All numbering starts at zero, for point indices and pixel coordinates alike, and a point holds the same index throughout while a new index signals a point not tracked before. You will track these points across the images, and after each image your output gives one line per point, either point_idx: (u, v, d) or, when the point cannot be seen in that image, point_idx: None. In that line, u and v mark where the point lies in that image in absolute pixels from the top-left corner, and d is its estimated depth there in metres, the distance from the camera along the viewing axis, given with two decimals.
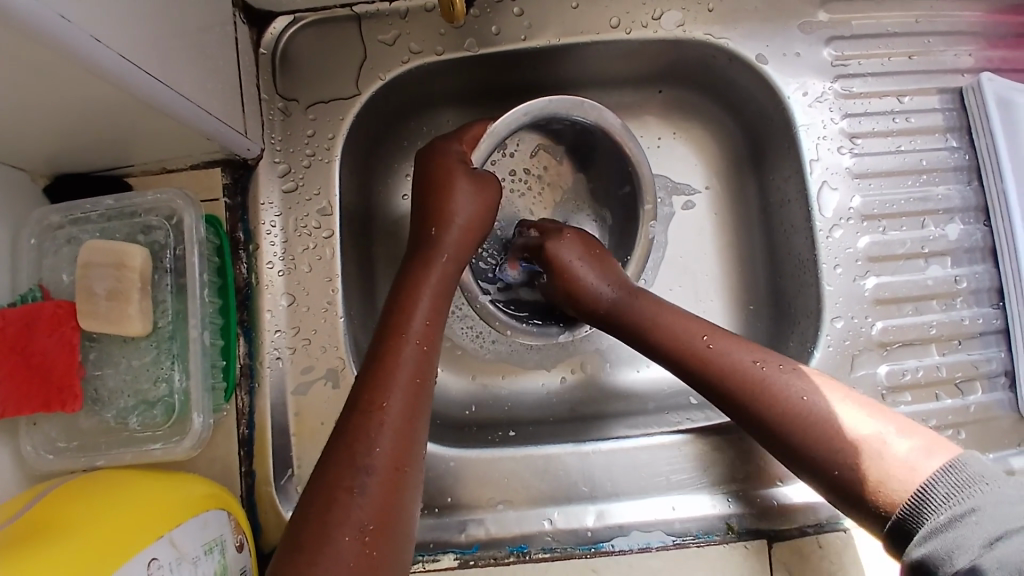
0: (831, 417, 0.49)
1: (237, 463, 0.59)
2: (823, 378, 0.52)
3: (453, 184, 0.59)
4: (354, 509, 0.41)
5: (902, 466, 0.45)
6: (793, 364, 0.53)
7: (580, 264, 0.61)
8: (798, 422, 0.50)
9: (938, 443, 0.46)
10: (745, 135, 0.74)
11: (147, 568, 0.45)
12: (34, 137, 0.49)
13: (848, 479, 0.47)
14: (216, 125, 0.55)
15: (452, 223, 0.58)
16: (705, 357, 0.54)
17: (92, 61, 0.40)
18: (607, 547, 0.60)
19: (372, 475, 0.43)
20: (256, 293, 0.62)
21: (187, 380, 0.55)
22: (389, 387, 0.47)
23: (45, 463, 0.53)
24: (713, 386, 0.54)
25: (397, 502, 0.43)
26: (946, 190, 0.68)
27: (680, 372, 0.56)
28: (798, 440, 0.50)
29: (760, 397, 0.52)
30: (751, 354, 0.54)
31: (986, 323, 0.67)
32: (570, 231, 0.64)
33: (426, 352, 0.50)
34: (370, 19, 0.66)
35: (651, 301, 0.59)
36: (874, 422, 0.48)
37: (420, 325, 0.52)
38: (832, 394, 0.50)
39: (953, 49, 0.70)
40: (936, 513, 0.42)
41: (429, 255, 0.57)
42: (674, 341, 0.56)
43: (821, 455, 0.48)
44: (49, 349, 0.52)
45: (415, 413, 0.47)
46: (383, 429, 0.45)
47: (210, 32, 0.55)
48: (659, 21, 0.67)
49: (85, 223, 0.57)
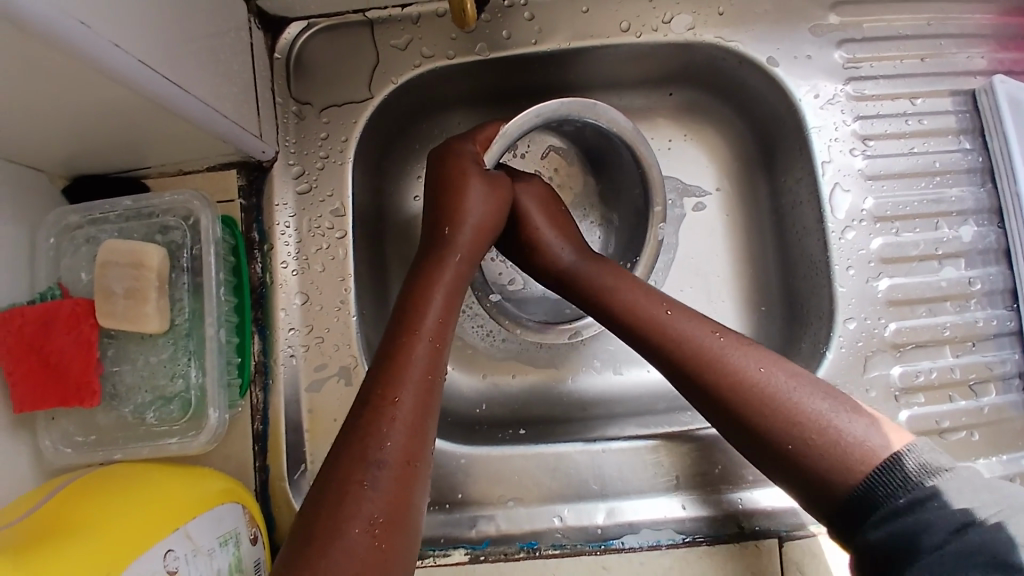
0: (784, 394, 0.47)
1: (251, 459, 0.60)
2: (779, 356, 0.50)
3: (466, 183, 0.60)
4: (365, 503, 0.41)
5: (854, 450, 0.44)
6: (749, 340, 0.51)
7: (546, 228, 0.62)
8: (750, 396, 0.48)
9: (889, 428, 0.45)
10: (755, 137, 0.74)
11: (162, 560, 0.46)
12: (55, 138, 0.50)
13: (799, 456, 0.46)
14: (231, 127, 0.56)
15: (464, 222, 0.59)
16: (662, 329, 0.53)
17: (111, 63, 0.42)
18: (618, 544, 0.60)
19: (384, 469, 0.43)
20: (271, 292, 0.63)
21: (203, 377, 0.56)
22: (401, 383, 0.47)
23: (63, 457, 0.54)
24: (668, 358, 0.52)
25: (406, 497, 0.43)
26: (960, 192, 0.68)
27: (635, 343, 0.55)
28: (747, 414, 0.48)
29: (713, 369, 0.50)
30: (707, 329, 0.52)
31: (1001, 325, 0.66)
32: (536, 193, 0.64)
33: (437, 350, 0.51)
34: (382, 24, 0.67)
35: (611, 275, 0.58)
36: (832, 403, 0.47)
37: (433, 323, 0.52)
38: (788, 372, 0.48)
39: (965, 51, 0.69)
40: (893, 496, 0.42)
41: (443, 255, 0.57)
42: (633, 312, 0.55)
43: (773, 431, 0.47)
44: (67, 347, 0.53)
45: (426, 409, 0.47)
46: (395, 424, 0.45)
47: (226, 37, 0.56)
48: (669, 24, 0.67)
49: (104, 223, 0.58)
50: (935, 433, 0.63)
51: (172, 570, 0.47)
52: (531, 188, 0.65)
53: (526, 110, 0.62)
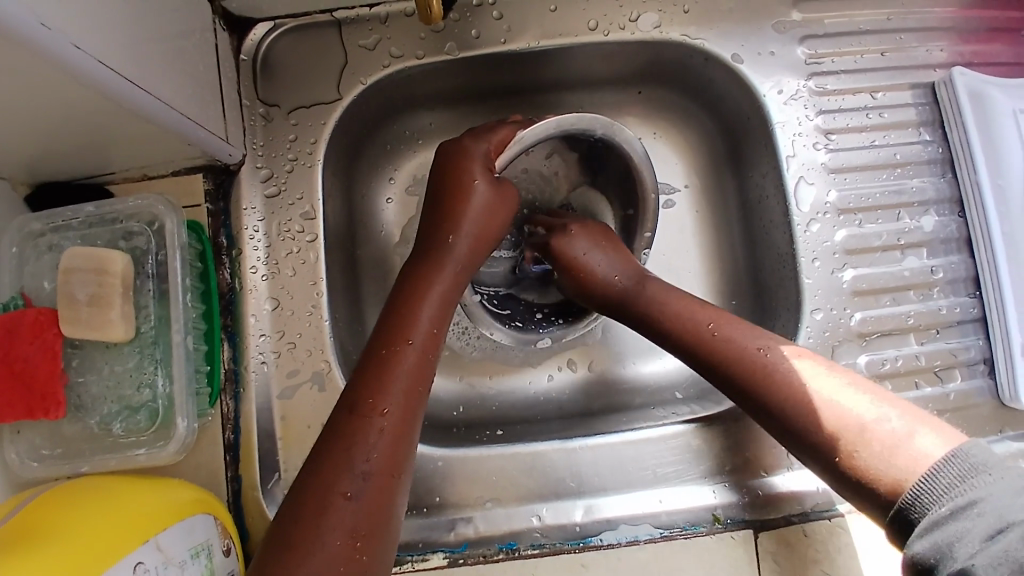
0: (835, 402, 0.49)
1: (223, 469, 0.59)
2: (833, 366, 0.52)
3: (471, 187, 0.59)
4: (347, 515, 0.42)
5: (900, 456, 0.44)
6: (802, 351, 0.53)
7: (589, 255, 0.62)
8: (800, 406, 0.50)
9: (951, 435, 0.45)
10: (723, 134, 0.75)
11: (132, 572, 0.45)
12: (13, 144, 0.49)
13: (851, 464, 0.46)
14: (196, 130, 0.55)
15: (465, 230, 0.58)
16: (714, 343, 0.55)
17: (71, 64, 0.41)
18: (596, 541, 0.60)
19: (368, 480, 0.43)
20: (241, 298, 0.62)
21: (171, 385, 0.55)
22: (388, 392, 0.47)
23: (30, 471, 0.53)
24: (721, 371, 0.55)
25: (387, 507, 0.44)
26: (921, 183, 0.70)
27: (687, 357, 0.57)
28: (801, 422, 0.50)
29: (766, 381, 0.52)
30: (758, 342, 0.54)
31: (964, 312, 0.68)
32: (584, 237, 0.63)
33: (427, 358, 0.50)
34: (350, 24, 0.66)
35: (660, 293, 0.60)
36: (886, 410, 0.47)
37: (425, 330, 0.52)
38: (841, 382, 0.50)
39: (925, 45, 0.71)
40: (937, 504, 0.41)
41: (438, 260, 0.57)
42: (682, 325, 0.57)
43: (828, 444, 0.48)
44: (30, 358, 0.52)
45: (412, 419, 0.47)
46: (381, 436, 0.45)
47: (189, 38, 0.55)
48: (636, 23, 0.68)
49: (65, 230, 0.57)
50: None
51: None
52: (573, 233, 0.63)
53: (545, 119, 0.62)
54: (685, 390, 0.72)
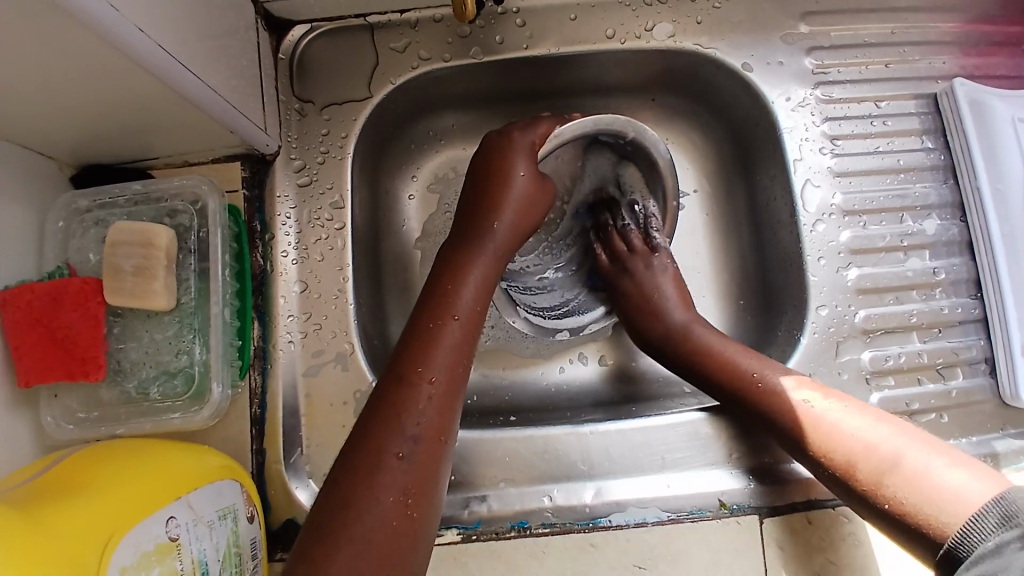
0: (871, 443, 0.53)
1: (248, 442, 0.61)
2: (859, 403, 0.57)
3: (512, 178, 0.61)
4: (398, 474, 0.44)
5: (953, 493, 0.48)
6: (831, 391, 0.58)
7: (662, 297, 0.68)
8: (850, 451, 0.54)
9: (983, 472, 0.49)
10: (732, 139, 0.79)
11: (165, 526, 0.48)
12: (68, 123, 0.53)
13: (899, 500, 0.50)
14: (238, 119, 0.59)
15: (507, 215, 0.61)
16: (758, 387, 0.60)
17: (134, 47, 0.45)
18: (605, 522, 0.62)
19: (418, 443, 0.45)
20: (272, 280, 0.65)
21: (207, 353, 0.58)
22: (436, 363, 0.49)
23: (66, 432, 0.55)
24: (766, 413, 0.59)
25: (434, 470, 0.46)
26: (924, 188, 0.73)
27: (732, 398, 0.62)
28: (842, 461, 0.54)
29: (804, 422, 0.57)
30: (795, 384, 0.59)
31: (966, 312, 0.70)
32: (664, 276, 0.70)
33: (470, 334, 0.53)
34: (382, 28, 0.71)
35: (710, 334, 0.65)
36: (914, 445, 0.52)
37: (467, 308, 0.54)
38: (870, 418, 0.55)
39: (928, 58, 0.75)
40: (985, 540, 0.45)
41: (480, 243, 0.59)
42: (729, 368, 0.62)
43: (864, 481, 0.52)
44: (74, 322, 0.54)
45: (457, 390, 0.49)
46: (429, 402, 0.47)
47: (235, 34, 0.59)
48: (651, 32, 0.72)
49: (112, 207, 0.61)
50: (904, 414, 0.67)
51: (174, 538, 0.48)
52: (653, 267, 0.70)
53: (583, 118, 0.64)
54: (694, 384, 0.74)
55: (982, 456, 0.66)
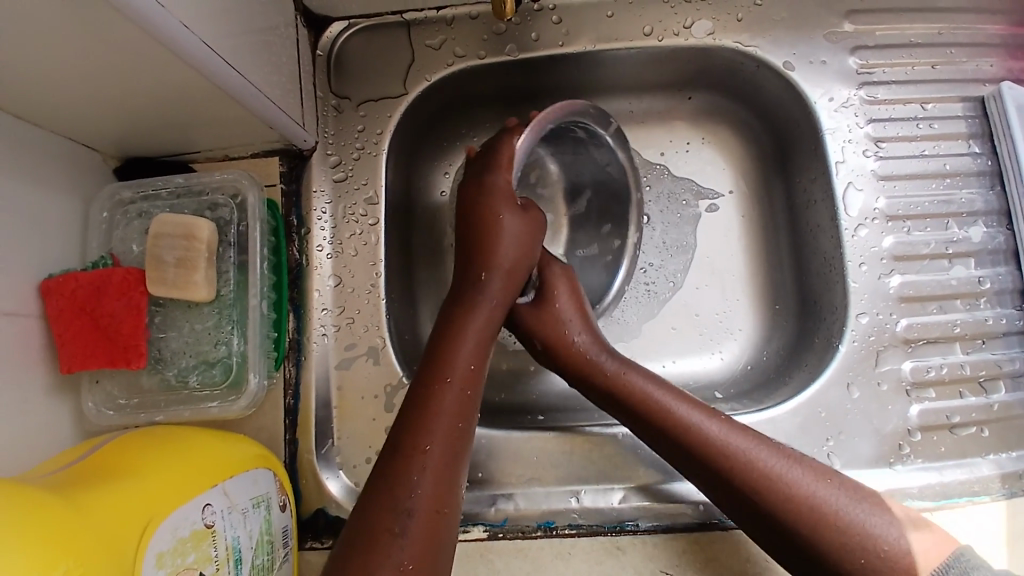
0: (834, 506, 0.48)
1: (282, 431, 0.62)
2: (805, 457, 0.51)
3: (500, 222, 0.58)
4: (394, 554, 0.41)
5: (915, 559, 0.46)
6: (781, 445, 0.52)
7: (570, 319, 0.61)
8: (813, 518, 0.48)
9: (935, 534, 0.48)
10: (772, 142, 0.77)
11: (201, 512, 0.49)
12: (114, 115, 0.54)
13: (871, 572, 0.46)
14: (276, 113, 0.60)
15: (498, 264, 0.58)
16: (705, 440, 0.51)
17: (180, 43, 0.45)
18: (632, 526, 0.62)
19: (413, 516, 0.43)
20: (307, 274, 0.66)
21: (245, 344, 0.59)
22: (431, 430, 0.47)
23: (106, 418, 0.57)
24: (712, 470, 0.51)
25: (436, 544, 0.43)
26: (970, 194, 0.70)
27: (674, 450, 0.53)
28: (807, 529, 0.48)
29: (761, 483, 0.49)
30: (743, 436, 0.51)
31: (1010, 324, 0.68)
32: (562, 283, 0.62)
33: (467, 397, 0.50)
34: (418, 25, 0.71)
35: (643, 376, 0.56)
36: (868, 507, 0.48)
37: (464, 367, 0.52)
38: (825, 477, 0.50)
39: (975, 59, 0.72)
40: None
41: (472, 298, 0.56)
42: (670, 417, 0.53)
43: (829, 553, 0.47)
44: (117, 312, 0.56)
45: (455, 459, 0.47)
46: (425, 473, 0.45)
47: (275, 31, 0.60)
48: (690, 29, 0.71)
49: (154, 199, 0.62)
50: (944, 427, 0.65)
51: (209, 524, 0.49)
52: (556, 276, 0.63)
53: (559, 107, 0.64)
54: (725, 390, 0.73)
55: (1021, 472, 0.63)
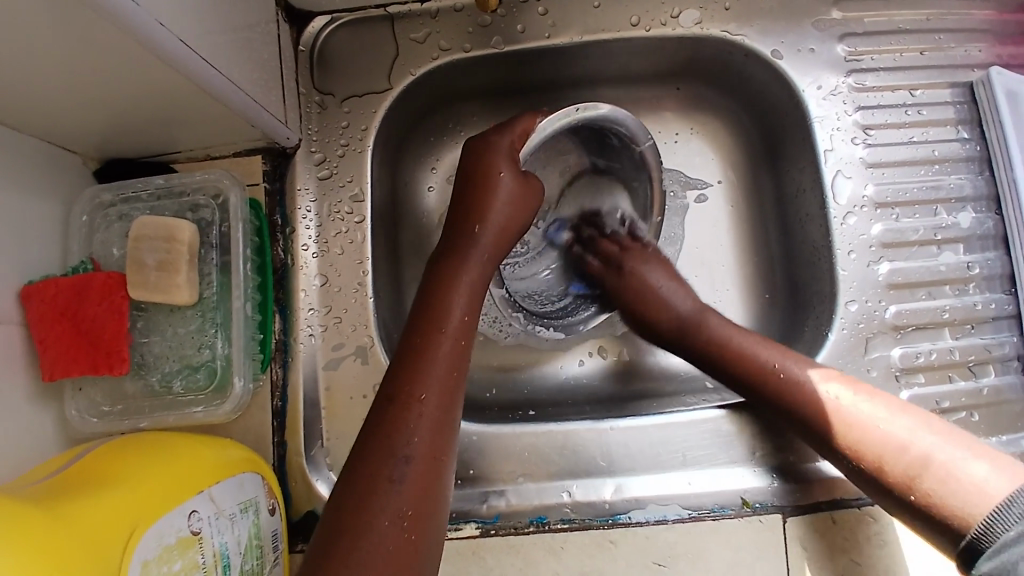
0: (897, 437, 0.52)
1: (269, 434, 0.61)
2: (892, 399, 0.55)
3: (496, 179, 0.59)
4: (394, 497, 0.43)
5: (975, 489, 0.47)
6: (862, 386, 0.57)
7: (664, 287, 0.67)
8: (875, 445, 0.53)
9: (1013, 469, 0.48)
10: (760, 131, 0.77)
11: (187, 519, 0.48)
12: (90, 116, 0.53)
13: (927, 497, 0.49)
14: (258, 112, 0.59)
15: (490, 219, 0.59)
16: (779, 378, 0.59)
17: (158, 42, 0.44)
18: (625, 518, 0.61)
19: (410, 463, 0.45)
20: (292, 274, 0.65)
21: (229, 347, 0.59)
22: (426, 379, 0.48)
23: (90, 425, 0.56)
24: (786, 406, 0.59)
25: (433, 490, 0.45)
26: (959, 179, 0.70)
27: (750, 391, 0.61)
28: (869, 453, 0.53)
29: (829, 413, 0.56)
30: (818, 376, 0.58)
31: (999, 308, 0.68)
32: (658, 265, 0.69)
33: (461, 347, 0.52)
34: (402, 19, 0.70)
35: (729, 328, 0.64)
36: (938, 438, 0.51)
37: (457, 319, 0.53)
38: (893, 412, 0.54)
39: (964, 45, 0.72)
40: (1007, 529, 0.44)
41: (466, 251, 0.57)
42: (746, 360, 0.61)
43: (893, 477, 0.51)
44: (99, 316, 0.55)
45: (451, 407, 0.48)
46: (421, 421, 0.47)
47: (256, 27, 0.59)
48: (677, 19, 0.70)
49: (135, 201, 0.61)
50: (934, 413, 0.65)
51: (196, 531, 0.49)
52: (652, 260, 0.69)
53: (596, 108, 0.62)
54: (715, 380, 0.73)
55: (1011, 455, 0.63)
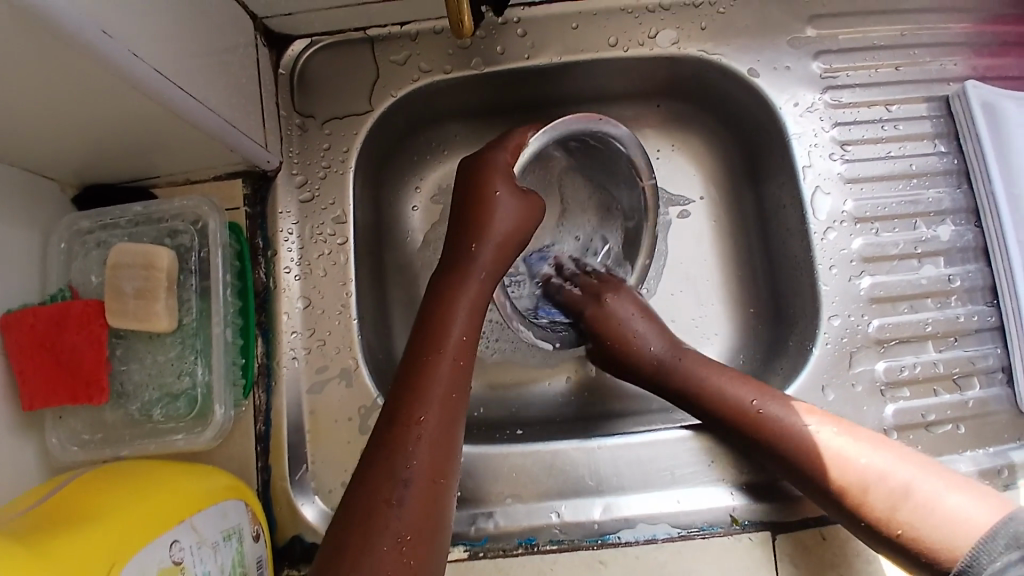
0: (877, 472, 0.52)
1: (253, 459, 0.61)
2: (861, 429, 0.56)
3: (493, 200, 0.59)
4: (393, 521, 0.43)
5: (957, 522, 0.48)
6: (833, 418, 0.57)
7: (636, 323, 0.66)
8: (857, 480, 0.53)
9: (989, 498, 0.49)
10: (740, 147, 0.78)
11: (169, 549, 0.48)
12: (68, 144, 0.53)
13: (911, 532, 0.50)
14: (237, 137, 0.59)
15: (491, 239, 0.58)
16: (754, 416, 0.58)
17: (132, 71, 0.44)
18: (614, 539, 0.61)
19: (410, 485, 0.44)
20: (274, 297, 0.65)
21: (209, 374, 0.58)
22: (425, 401, 0.48)
23: (69, 455, 0.55)
24: (764, 443, 0.58)
25: (433, 513, 0.45)
26: (937, 193, 0.71)
27: (729, 428, 0.60)
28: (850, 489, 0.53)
29: (806, 451, 0.55)
30: (791, 411, 0.57)
31: (982, 320, 0.68)
32: (625, 299, 0.67)
33: (460, 367, 0.51)
34: (381, 41, 0.70)
35: (702, 364, 0.63)
36: (915, 470, 0.51)
37: (456, 340, 0.52)
38: (870, 444, 0.54)
39: (938, 60, 0.73)
40: (993, 560, 0.45)
41: (464, 271, 0.57)
42: (721, 398, 0.60)
43: (875, 514, 0.52)
44: (78, 345, 0.55)
45: (450, 428, 0.48)
46: (419, 444, 0.46)
47: (235, 53, 0.59)
48: (655, 39, 0.71)
49: (114, 228, 0.61)
50: (920, 426, 0.65)
51: (178, 561, 0.48)
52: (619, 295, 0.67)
53: (583, 121, 0.63)
54: None
55: (998, 468, 0.64)
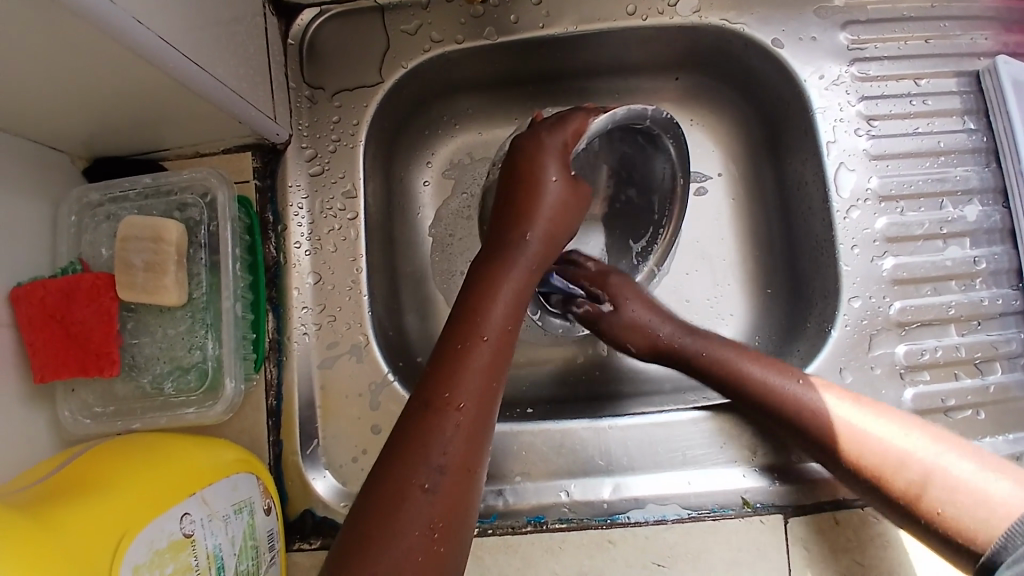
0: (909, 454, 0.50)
1: (264, 434, 0.61)
2: (891, 410, 0.55)
3: (545, 185, 0.57)
4: (422, 507, 0.41)
5: (994, 503, 0.46)
6: (859, 399, 0.56)
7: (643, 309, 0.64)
8: (892, 463, 0.51)
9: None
10: (761, 122, 0.75)
11: (179, 522, 0.48)
12: (75, 116, 0.52)
13: (949, 516, 0.48)
14: (245, 109, 0.58)
15: (538, 227, 0.56)
16: (780, 397, 0.57)
17: (137, 41, 0.43)
18: (624, 518, 0.61)
19: (443, 473, 0.42)
20: (285, 272, 0.65)
21: (220, 348, 0.58)
22: (462, 387, 0.46)
23: (83, 427, 0.55)
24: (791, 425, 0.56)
25: (463, 500, 0.43)
26: (965, 171, 0.68)
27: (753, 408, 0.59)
28: (885, 472, 0.51)
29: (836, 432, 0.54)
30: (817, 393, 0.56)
31: (1006, 304, 0.66)
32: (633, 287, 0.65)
33: (501, 353, 0.49)
34: (393, 10, 0.68)
35: (725, 346, 0.61)
36: (951, 452, 0.50)
37: (499, 327, 0.50)
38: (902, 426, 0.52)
39: (969, 33, 0.70)
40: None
41: (512, 256, 0.54)
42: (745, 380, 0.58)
43: (907, 496, 0.50)
44: (88, 318, 0.55)
45: (487, 418, 0.46)
46: (455, 430, 0.44)
47: (242, 21, 0.58)
48: (675, 7, 0.68)
49: (123, 201, 0.60)
50: (939, 411, 0.63)
51: (188, 534, 0.48)
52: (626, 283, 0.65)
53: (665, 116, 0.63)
54: None
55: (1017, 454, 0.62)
